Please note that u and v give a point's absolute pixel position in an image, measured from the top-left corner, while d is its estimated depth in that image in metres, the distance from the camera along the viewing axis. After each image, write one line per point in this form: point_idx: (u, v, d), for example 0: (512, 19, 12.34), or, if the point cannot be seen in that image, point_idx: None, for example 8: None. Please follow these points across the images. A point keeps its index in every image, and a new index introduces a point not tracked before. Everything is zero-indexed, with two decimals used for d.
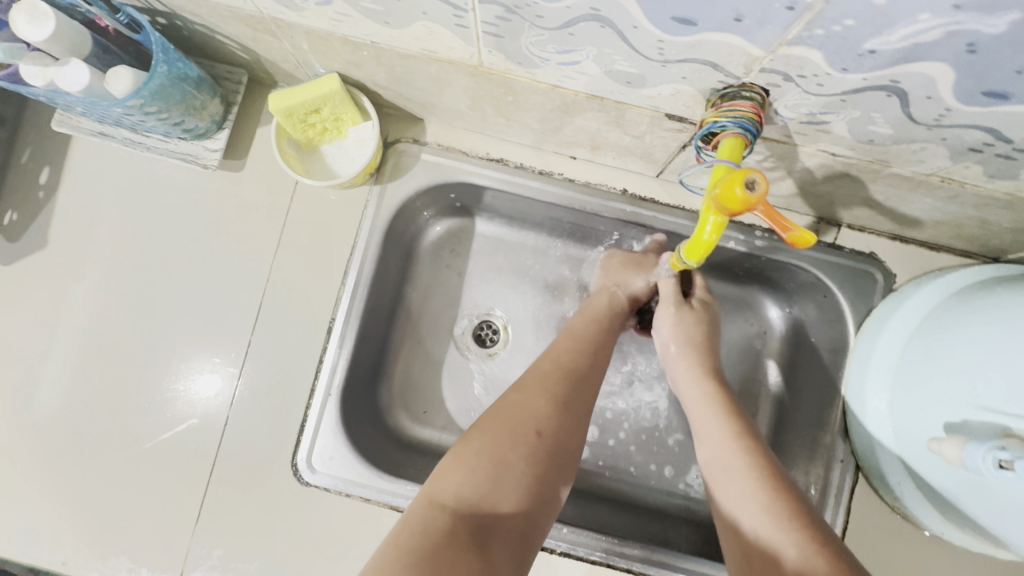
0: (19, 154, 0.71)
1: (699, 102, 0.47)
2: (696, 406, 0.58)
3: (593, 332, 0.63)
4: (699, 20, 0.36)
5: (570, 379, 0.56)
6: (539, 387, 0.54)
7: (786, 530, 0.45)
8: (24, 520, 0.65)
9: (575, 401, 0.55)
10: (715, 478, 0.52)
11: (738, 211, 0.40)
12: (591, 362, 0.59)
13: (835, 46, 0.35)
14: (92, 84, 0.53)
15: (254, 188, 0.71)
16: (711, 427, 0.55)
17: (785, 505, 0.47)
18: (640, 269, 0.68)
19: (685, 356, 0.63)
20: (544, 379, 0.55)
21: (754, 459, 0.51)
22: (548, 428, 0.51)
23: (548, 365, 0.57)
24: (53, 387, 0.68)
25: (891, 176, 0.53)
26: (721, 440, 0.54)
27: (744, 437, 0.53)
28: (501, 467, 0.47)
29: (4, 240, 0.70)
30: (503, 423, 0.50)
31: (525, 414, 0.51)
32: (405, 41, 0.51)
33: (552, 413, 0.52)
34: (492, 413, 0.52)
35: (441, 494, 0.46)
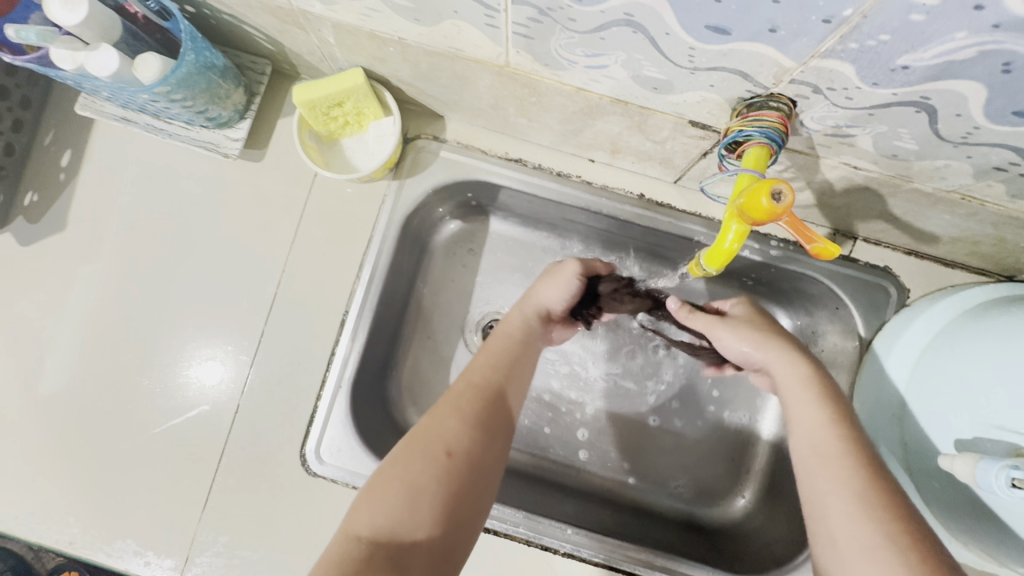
0: (42, 136, 0.72)
1: (725, 110, 0.47)
2: (790, 387, 0.54)
3: (519, 349, 0.59)
4: (734, 30, 0.36)
5: (486, 397, 0.52)
6: (452, 408, 0.50)
7: (880, 522, 0.41)
8: (32, 500, 0.66)
9: (495, 422, 0.51)
10: (806, 462, 0.48)
11: (762, 220, 0.40)
12: (511, 376, 0.56)
13: (868, 60, 0.36)
14: (121, 70, 0.53)
15: (272, 179, 0.71)
16: (807, 411, 0.51)
17: (882, 496, 0.43)
18: (555, 280, 0.65)
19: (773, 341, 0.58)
20: (457, 399, 0.51)
21: (854, 448, 0.47)
22: (460, 450, 0.47)
23: (462, 384, 0.53)
24: (65, 370, 0.68)
25: (912, 192, 0.53)
26: (818, 424, 0.49)
27: (846, 425, 0.49)
28: (412, 493, 0.44)
29: (24, 220, 0.71)
30: (414, 446, 0.46)
31: (433, 437, 0.47)
32: (433, 39, 0.51)
33: (467, 435, 0.48)
34: (408, 436, 0.47)
35: (358, 526, 0.42)
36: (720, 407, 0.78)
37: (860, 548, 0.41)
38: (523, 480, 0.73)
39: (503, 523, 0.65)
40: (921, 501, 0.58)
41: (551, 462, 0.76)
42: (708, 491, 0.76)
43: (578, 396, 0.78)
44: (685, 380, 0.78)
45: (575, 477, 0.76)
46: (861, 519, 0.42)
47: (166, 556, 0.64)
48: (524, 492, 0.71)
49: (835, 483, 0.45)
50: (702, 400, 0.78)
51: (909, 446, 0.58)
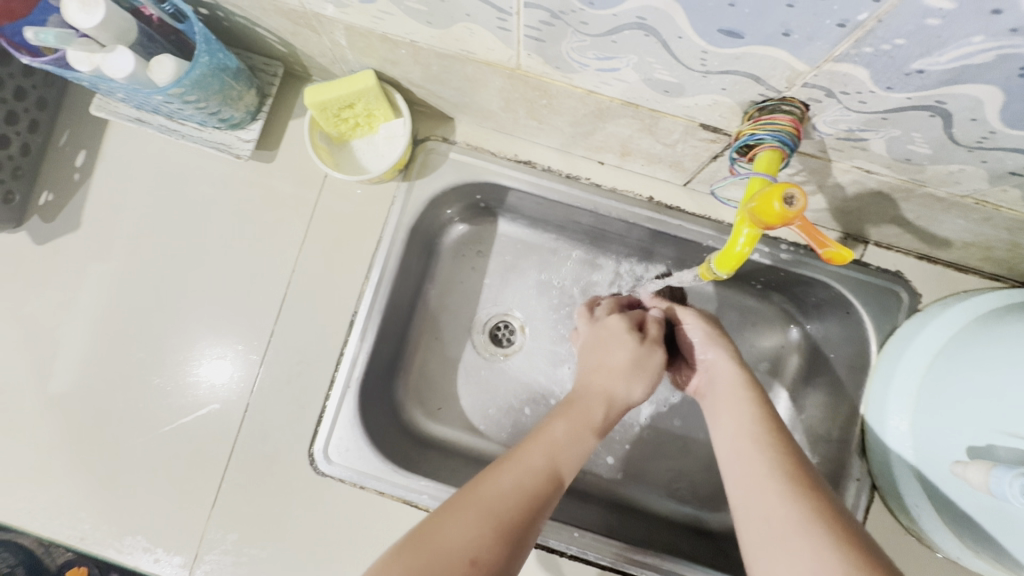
0: (57, 136, 0.73)
1: (736, 114, 0.47)
2: (726, 390, 0.58)
3: (571, 440, 0.54)
4: (747, 33, 0.36)
5: (528, 497, 0.47)
6: (485, 508, 0.45)
7: (799, 504, 0.44)
8: (44, 496, 0.66)
9: (528, 532, 0.45)
10: (735, 458, 0.51)
11: (775, 224, 0.40)
12: (560, 470, 0.51)
13: (882, 64, 0.35)
14: (136, 72, 0.54)
15: (282, 180, 0.72)
16: (738, 412, 0.55)
17: (800, 481, 0.46)
18: (642, 376, 0.62)
19: (719, 343, 0.63)
20: (496, 501, 0.45)
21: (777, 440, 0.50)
22: (484, 560, 0.42)
23: (507, 480, 0.47)
24: (76, 367, 0.69)
25: (925, 196, 0.52)
26: (749, 422, 0.53)
27: (772, 422, 0.52)
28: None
29: (39, 219, 0.72)
30: (430, 543, 0.42)
31: (454, 541, 0.42)
32: (445, 41, 0.51)
33: (495, 542, 0.43)
34: (423, 528, 0.43)
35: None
36: None
37: (780, 531, 0.43)
38: None
39: None
40: (933, 508, 0.57)
41: None
42: (716, 496, 0.76)
43: None
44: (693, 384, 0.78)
45: (582, 480, 0.75)
46: (781, 502, 0.45)
47: (175, 554, 0.65)
48: None
49: (756, 473, 0.48)
50: None
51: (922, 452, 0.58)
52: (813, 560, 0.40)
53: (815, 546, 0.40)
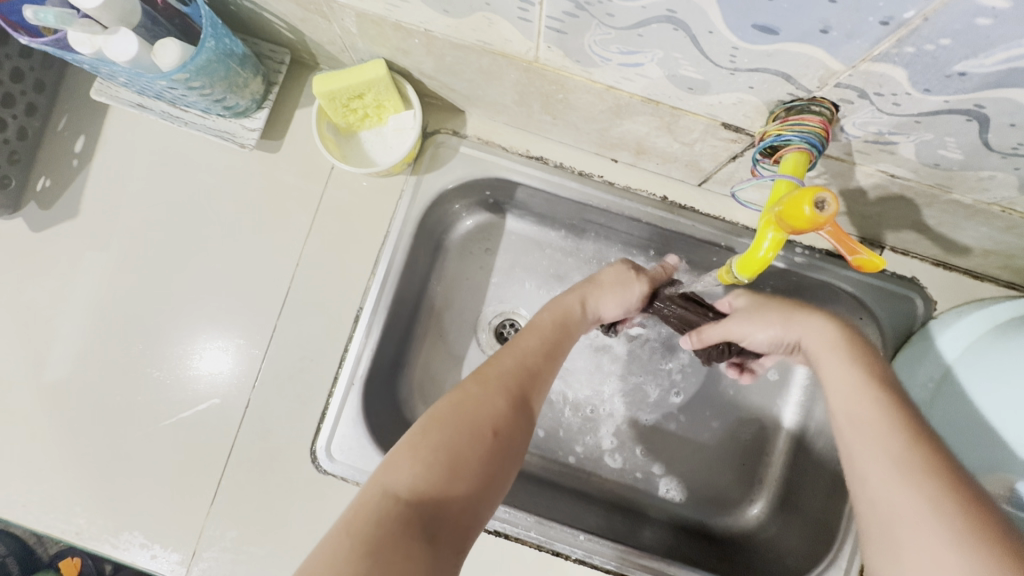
0: (56, 120, 0.71)
1: (761, 113, 0.46)
2: (822, 353, 0.52)
3: (563, 330, 0.58)
4: (782, 29, 0.35)
5: (525, 375, 0.51)
6: (496, 385, 0.49)
7: (920, 484, 0.38)
8: (39, 489, 0.65)
9: (531, 403, 0.50)
10: (842, 429, 0.46)
11: (803, 229, 0.39)
12: (552, 354, 0.55)
13: (923, 65, 0.34)
14: (139, 55, 0.52)
15: (287, 171, 0.70)
16: (842, 375, 0.49)
17: (927, 459, 0.40)
18: (616, 296, 0.63)
19: (801, 318, 0.56)
20: (506, 377, 0.50)
21: (895, 408, 0.44)
22: (503, 430, 0.46)
23: (510, 361, 0.52)
24: (73, 358, 0.68)
25: (949, 203, 0.51)
26: (853, 387, 0.47)
27: (882, 387, 0.46)
28: (453, 463, 0.42)
29: (36, 206, 0.70)
30: (460, 420, 0.45)
31: (481, 414, 0.46)
32: (461, 31, 0.49)
33: (508, 414, 0.47)
34: (454, 407, 0.46)
35: (396, 484, 0.40)
36: (734, 414, 0.77)
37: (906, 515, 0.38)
38: (533, 484, 0.72)
39: (515, 527, 0.64)
40: None
41: (561, 466, 0.75)
42: (721, 499, 0.75)
43: (590, 399, 0.77)
44: (700, 386, 0.77)
45: (586, 481, 0.74)
46: (898, 482, 0.39)
47: (173, 550, 0.64)
48: (534, 496, 0.70)
49: (874, 447, 0.42)
50: (716, 408, 0.77)
51: None
52: (942, 554, 0.35)
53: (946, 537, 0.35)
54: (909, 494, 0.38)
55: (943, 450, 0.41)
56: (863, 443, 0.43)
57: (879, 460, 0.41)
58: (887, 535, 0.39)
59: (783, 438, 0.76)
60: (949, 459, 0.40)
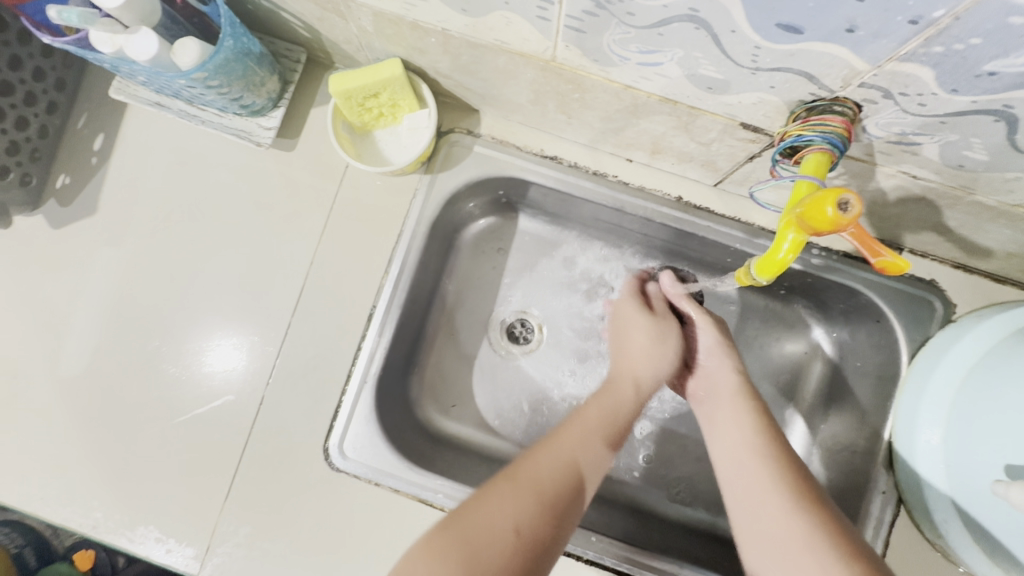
0: (75, 119, 0.71)
1: (782, 113, 0.45)
2: (718, 399, 0.57)
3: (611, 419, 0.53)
4: (807, 29, 0.34)
5: (568, 476, 0.48)
6: (530, 489, 0.46)
7: (800, 519, 0.44)
8: (57, 483, 0.66)
9: (572, 503, 0.47)
10: (726, 471, 0.51)
11: (824, 230, 0.39)
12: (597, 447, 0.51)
13: (951, 65, 0.34)
14: (159, 54, 0.53)
15: (302, 169, 0.70)
16: (731, 419, 0.54)
17: (807, 500, 0.45)
18: (634, 330, 0.62)
19: (728, 355, 0.60)
20: (540, 474, 0.47)
21: (779, 452, 0.49)
22: (528, 532, 0.44)
23: (552, 458, 0.48)
24: (90, 353, 0.68)
25: (972, 204, 0.50)
26: (741, 431, 0.52)
27: (767, 428, 0.52)
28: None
29: (56, 203, 0.71)
30: (478, 528, 0.43)
31: (499, 514, 0.44)
32: (478, 31, 0.49)
33: (537, 516, 0.45)
34: (476, 515, 0.44)
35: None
36: None
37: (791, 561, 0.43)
38: None
39: None
40: (963, 524, 0.55)
41: None
42: None
43: None
44: None
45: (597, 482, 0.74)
46: (784, 516, 0.45)
47: (187, 545, 0.64)
48: None
49: (763, 487, 0.47)
50: None
51: (952, 468, 0.56)
52: None
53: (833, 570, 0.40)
54: (794, 525, 0.44)
55: (815, 486, 0.47)
56: (746, 484, 0.49)
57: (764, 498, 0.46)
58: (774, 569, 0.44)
59: (797, 441, 0.75)
60: (820, 495, 0.46)
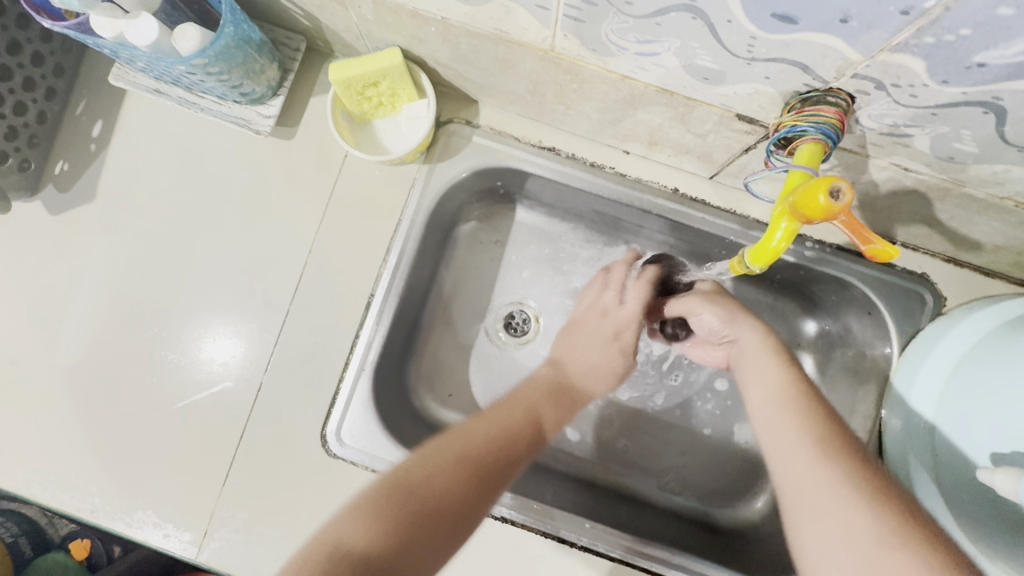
0: (74, 105, 0.71)
1: (777, 104, 0.46)
2: (747, 357, 0.58)
3: (543, 405, 0.60)
4: (802, 19, 0.35)
5: (496, 447, 0.53)
6: (461, 458, 0.51)
7: (835, 464, 0.45)
8: (54, 467, 0.66)
9: (496, 476, 0.51)
10: (761, 420, 0.52)
11: (817, 218, 0.39)
12: (525, 430, 0.56)
13: (942, 56, 0.34)
14: (160, 40, 0.53)
15: (301, 158, 0.71)
16: (761, 373, 0.55)
17: (834, 449, 0.46)
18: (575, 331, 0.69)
19: (744, 319, 0.61)
20: (468, 446, 0.52)
21: (806, 403, 0.50)
22: (454, 499, 0.48)
23: (480, 435, 0.54)
24: (88, 340, 0.69)
25: (962, 197, 0.51)
26: (776, 382, 0.53)
27: (799, 382, 0.53)
28: (401, 531, 0.44)
29: (54, 189, 0.71)
30: (413, 486, 0.47)
31: (433, 480, 0.48)
32: (478, 20, 0.50)
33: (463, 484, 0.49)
34: (411, 478, 0.48)
35: (350, 545, 0.42)
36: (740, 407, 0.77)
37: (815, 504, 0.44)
38: (539, 472, 0.73)
39: (522, 514, 0.65)
40: None
41: (567, 455, 0.75)
42: (725, 491, 0.75)
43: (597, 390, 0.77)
44: (706, 380, 0.78)
45: (592, 471, 0.75)
46: (814, 461, 0.45)
47: (185, 530, 0.65)
48: (541, 484, 0.71)
49: (792, 433, 0.48)
50: (723, 401, 0.77)
51: (942, 458, 0.57)
52: (850, 522, 0.41)
53: (856, 513, 0.41)
54: (829, 469, 0.44)
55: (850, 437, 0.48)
56: (779, 431, 0.50)
57: (795, 444, 0.48)
58: (802, 512, 0.44)
59: None
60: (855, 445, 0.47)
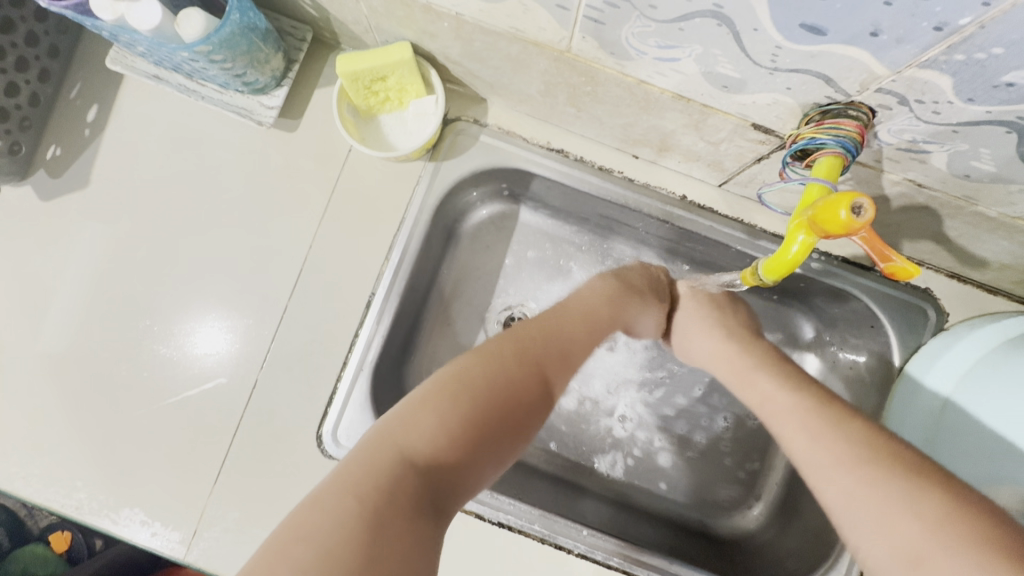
0: (68, 88, 0.69)
1: (795, 115, 0.45)
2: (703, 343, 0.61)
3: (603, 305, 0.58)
4: (831, 31, 0.34)
5: (561, 352, 0.51)
6: (527, 360, 0.48)
7: (818, 436, 0.46)
8: (39, 461, 0.64)
9: (559, 377, 0.50)
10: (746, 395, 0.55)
11: (837, 233, 0.39)
12: (590, 332, 0.55)
13: (970, 74, 0.34)
14: (163, 25, 0.52)
15: (303, 152, 0.69)
16: (750, 385, 0.55)
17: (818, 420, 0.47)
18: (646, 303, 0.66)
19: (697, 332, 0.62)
20: (534, 346, 0.50)
21: (797, 401, 0.50)
22: (523, 398, 0.46)
23: (544, 332, 0.51)
24: (76, 329, 0.67)
25: (973, 215, 0.51)
26: (731, 359, 0.58)
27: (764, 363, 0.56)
28: (472, 438, 0.42)
29: (45, 175, 0.68)
30: (495, 390, 0.45)
31: (507, 378, 0.46)
32: (494, 16, 0.48)
33: (532, 384, 0.47)
34: (493, 378, 0.45)
35: (415, 450, 0.40)
36: (740, 415, 0.77)
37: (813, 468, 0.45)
38: (536, 477, 0.72)
39: (519, 519, 0.64)
40: None
41: (564, 460, 0.75)
42: (722, 502, 0.75)
43: (596, 394, 0.77)
44: (705, 387, 0.77)
45: (589, 477, 0.75)
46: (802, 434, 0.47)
47: (173, 529, 0.63)
48: (539, 489, 0.70)
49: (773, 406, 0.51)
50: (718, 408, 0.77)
51: None
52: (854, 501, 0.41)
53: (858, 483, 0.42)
54: (811, 442, 0.46)
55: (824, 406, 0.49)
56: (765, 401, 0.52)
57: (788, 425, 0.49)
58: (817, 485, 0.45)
59: None
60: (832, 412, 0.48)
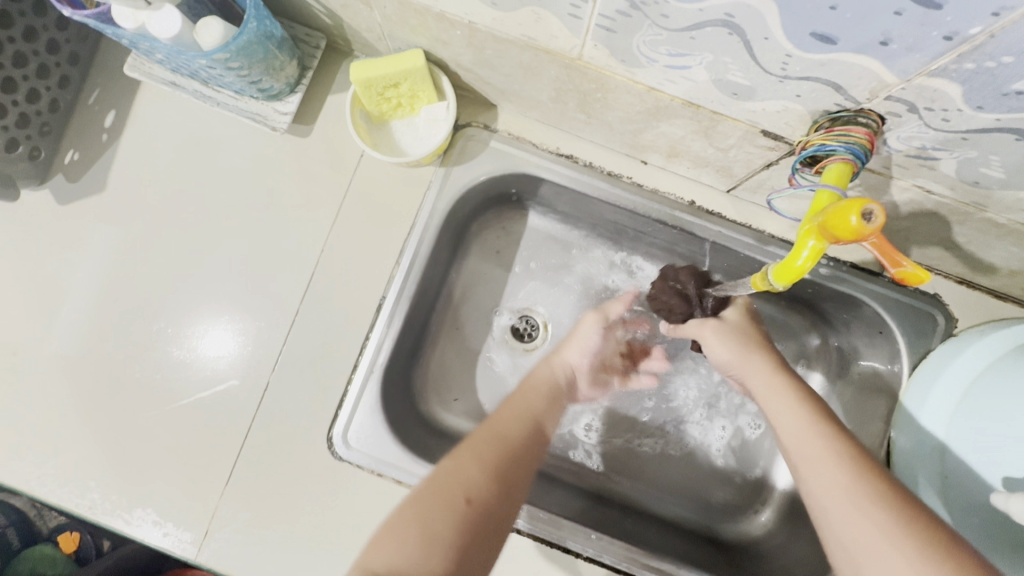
0: (87, 94, 0.71)
1: (804, 122, 0.46)
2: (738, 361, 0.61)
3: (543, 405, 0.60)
4: (841, 39, 0.35)
5: (517, 448, 0.52)
6: (480, 456, 0.50)
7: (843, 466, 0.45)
8: (54, 460, 0.65)
9: (518, 475, 0.50)
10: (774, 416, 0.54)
11: (846, 239, 0.39)
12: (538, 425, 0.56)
13: (980, 82, 0.34)
14: (182, 34, 0.53)
15: (316, 157, 0.70)
16: (778, 404, 0.54)
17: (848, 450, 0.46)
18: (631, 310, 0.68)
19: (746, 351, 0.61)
20: (482, 447, 0.51)
21: (828, 430, 0.49)
22: (481, 498, 0.46)
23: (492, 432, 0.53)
24: (92, 330, 0.68)
25: (982, 221, 0.51)
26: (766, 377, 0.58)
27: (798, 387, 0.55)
28: (437, 540, 0.42)
29: (63, 179, 0.70)
30: (449, 491, 0.46)
31: (460, 482, 0.47)
32: (506, 25, 0.49)
33: (486, 482, 0.48)
34: (446, 480, 0.47)
35: (375, 565, 0.41)
36: (747, 420, 0.77)
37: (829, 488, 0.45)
38: (544, 480, 0.72)
39: (527, 522, 0.64)
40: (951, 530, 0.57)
41: (571, 464, 0.75)
42: (729, 506, 0.75)
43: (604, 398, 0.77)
44: (713, 392, 0.77)
45: (596, 481, 0.75)
46: (829, 458, 0.46)
47: (185, 530, 0.64)
48: (547, 492, 0.70)
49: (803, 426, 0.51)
50: (726, 413, 0.77)
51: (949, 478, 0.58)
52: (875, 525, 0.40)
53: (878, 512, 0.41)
54: (836, 468, 0.45)
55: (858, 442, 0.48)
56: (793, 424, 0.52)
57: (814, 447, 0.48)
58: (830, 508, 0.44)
59: None
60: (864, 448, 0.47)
